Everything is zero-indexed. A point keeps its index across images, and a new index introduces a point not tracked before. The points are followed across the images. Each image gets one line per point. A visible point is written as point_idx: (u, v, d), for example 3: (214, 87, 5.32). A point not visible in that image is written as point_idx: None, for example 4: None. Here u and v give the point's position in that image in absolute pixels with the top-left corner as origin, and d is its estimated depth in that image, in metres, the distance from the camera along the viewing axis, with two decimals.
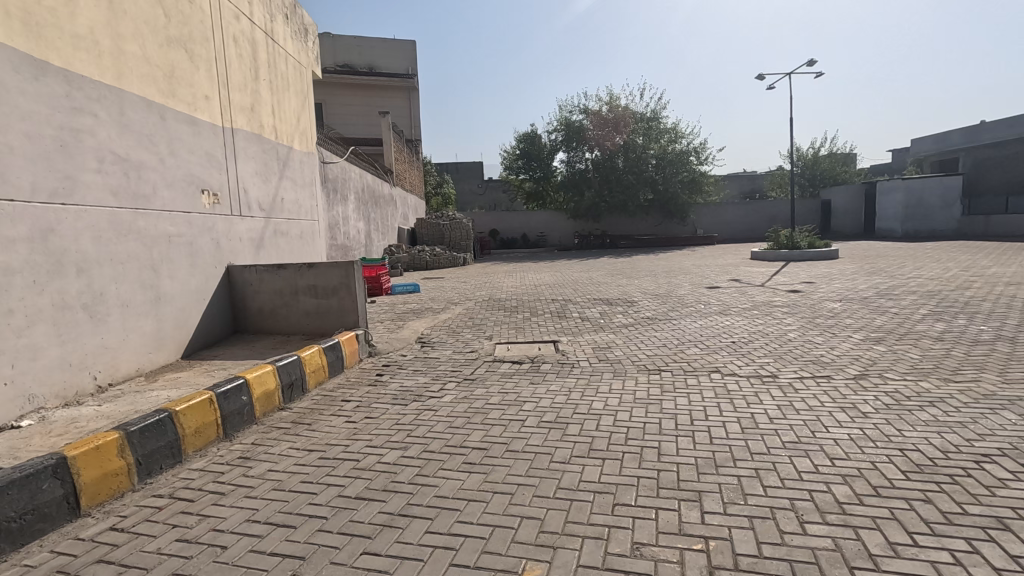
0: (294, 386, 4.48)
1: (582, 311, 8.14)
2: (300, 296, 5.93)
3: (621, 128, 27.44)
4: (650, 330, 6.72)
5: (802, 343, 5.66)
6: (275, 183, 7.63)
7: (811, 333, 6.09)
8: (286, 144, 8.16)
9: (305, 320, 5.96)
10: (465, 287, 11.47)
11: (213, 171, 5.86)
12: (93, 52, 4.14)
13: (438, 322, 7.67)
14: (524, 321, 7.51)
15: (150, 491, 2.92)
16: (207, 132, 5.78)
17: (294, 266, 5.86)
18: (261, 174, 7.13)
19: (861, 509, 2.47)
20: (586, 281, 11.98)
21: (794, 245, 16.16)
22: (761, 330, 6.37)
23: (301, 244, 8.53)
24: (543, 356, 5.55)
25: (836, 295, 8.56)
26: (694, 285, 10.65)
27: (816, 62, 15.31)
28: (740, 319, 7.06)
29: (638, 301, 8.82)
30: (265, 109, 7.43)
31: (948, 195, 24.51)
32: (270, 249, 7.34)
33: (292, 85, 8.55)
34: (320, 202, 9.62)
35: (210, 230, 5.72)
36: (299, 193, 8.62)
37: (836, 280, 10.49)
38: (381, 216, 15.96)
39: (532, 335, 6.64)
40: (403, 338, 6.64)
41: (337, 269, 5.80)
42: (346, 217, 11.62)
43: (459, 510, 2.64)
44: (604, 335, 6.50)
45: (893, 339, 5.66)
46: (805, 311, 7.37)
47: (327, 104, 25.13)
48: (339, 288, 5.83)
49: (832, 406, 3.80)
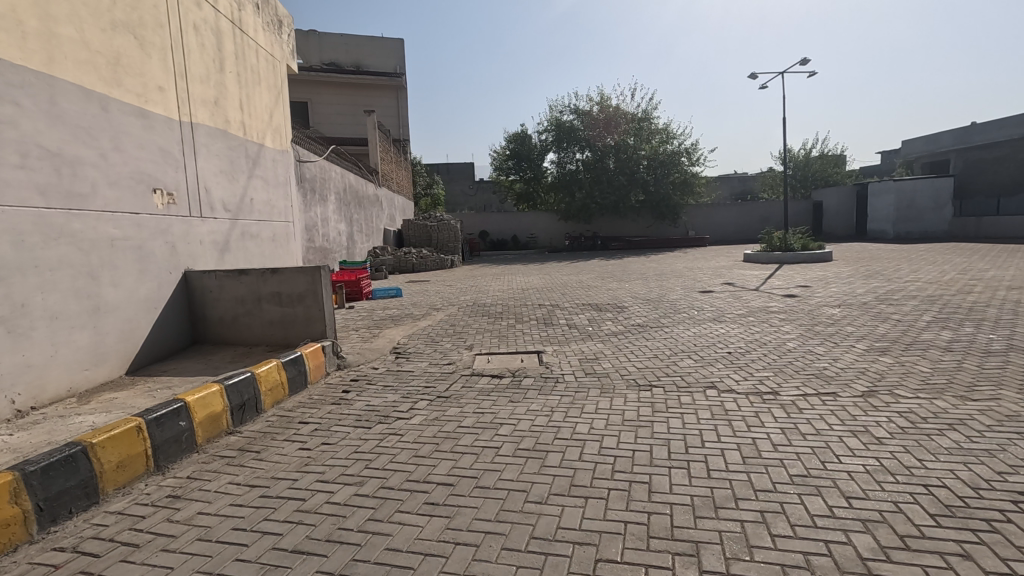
0: (247, 407, 4.03)
1: (569, 317, 7.75)
2: (264, 304, 5.49)
3: (611, 129, 27.18)
4: (641, 339, 6.34)
5: (803, 355, 5.28)
6: (244, 182, 7.18)
7: (812, 343, 5.71)
8: (256, 141, 7.70)
9: (268, 330, 5.52)
10: (450, 291, 11.05)
11: (168, 169, 5.40)
12: (15, 33, 3.69)
13: (417, 330, 7.24)
14: (508, 329, 7.09)
15: (50, 543, 2.47)
16: (161, 127, 5.32)
17: (257, 272, 5.42)
18: (226, 173, 6.67)
19: (888, 567, 2.08)
20: (575, 284, 11.58)
21: (788, 246, 15.87)
22: (758, 339, 6.00)
23: (274, 247, 8.08)
24: (526, 369, 5.15)
25: (835, 300, 8.22)
26: (686, 288, 10.30)
27: (808, 61, 15.05)
28: (736, 327, 6.68)
29: (629, 306, 8.43)
30: (232, 104, 6.97)
31: (940, 196, 24.42)
32: (237, 252, 6.88)
33: (264, 79, 8.08)
34: (295, 203, 9.14)
35: (163, 233, 5.27)
36: (272, 193, 8.17)
37: (832, 284, 10.15)
38: (365, 217, 15.51)
39: (515, 344, 6.22)
40: (377, 348, 6.20)
41: (303, 275, 5.36)
42: (326, 218, 11.16)
43: (411, 568, 2.22)
44: (592, 345, 6.10)
45: (899, 350, 5.30)
46: (804, 318, 7.01)
47: (313, 102, 24.56)
48: (306, 296, 5.39)
49: (842, 431, 3.41)
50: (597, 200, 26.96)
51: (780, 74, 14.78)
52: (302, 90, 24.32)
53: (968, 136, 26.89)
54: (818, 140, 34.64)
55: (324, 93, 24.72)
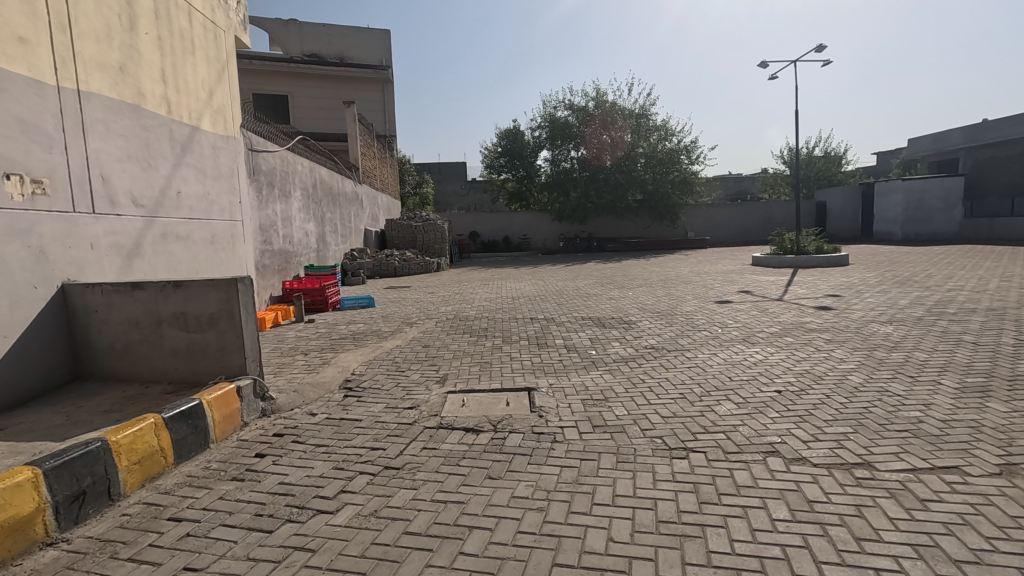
0: (91, 497, 2.68)
1: (567, 337, 6.41)
2: (165, 328, 4.12)
3: (608, 126, 26.01)
4: (659, 368, 5.02)
5: (880, 399, 3.98)
6: (166, 170, 5.82)
7: (882, 379, 4.42)
8: (188, 121, 6.34)
9: (172, 363, 4.16)
10: (430, 300, 9.73)
11: (32, 148, 4.05)
12: None
13: (380, 353, 5.89)
14: (491, 353, 5.75)
15: None
16: (22, 92, 3.98)
17: (155, 285, 4.06)
18: (137, 159, 5.32)
19: None
20: (572, 292, 10.27)
21: (802, 249, 14.64)
22: (810, 372, 4.70)
23: (212, 251, 6.72)
24: (511, 419, 3.82)
25: (881, 315, 6.93)
26: (700, 298, 9.04)
27: (823, 49, 13.88)
28: (775, 353, 5.37)
29: (638, 322, 7.10)
30: (149, 74, 5.60)
31: (951, 196, 23.29)
32: (155, 257, 5.53)
33: (201, 48, 6.71)
34: (244, 198, 7.77)
35: (25, 234, 3.92)
36: (210, 185, 6.81)
37: (866, 293, 8.88)
38: (341, 217, 14.17)
39: (499, 376, 4.88)
40: (324, 382, 4.84)
41: (215, 290, 4.00)
42: (288, 217, 9.77)
43: None
44: (597, 378, 4.76)
45: (1008, 391, 4.00)
46: (854, 339, 5.70)
47: (292, 96, 23.13)
48: (219, 318, 4.03)
49: (1018, 559, 2.11)
50: (592, 200, 25.65)
51: (792, 62, 13.68)
52: (281, 82, 22.85)
53: (978, 134, 25.70)
54: (819, 139, 33.80)
55: (304, 85, 23.28)
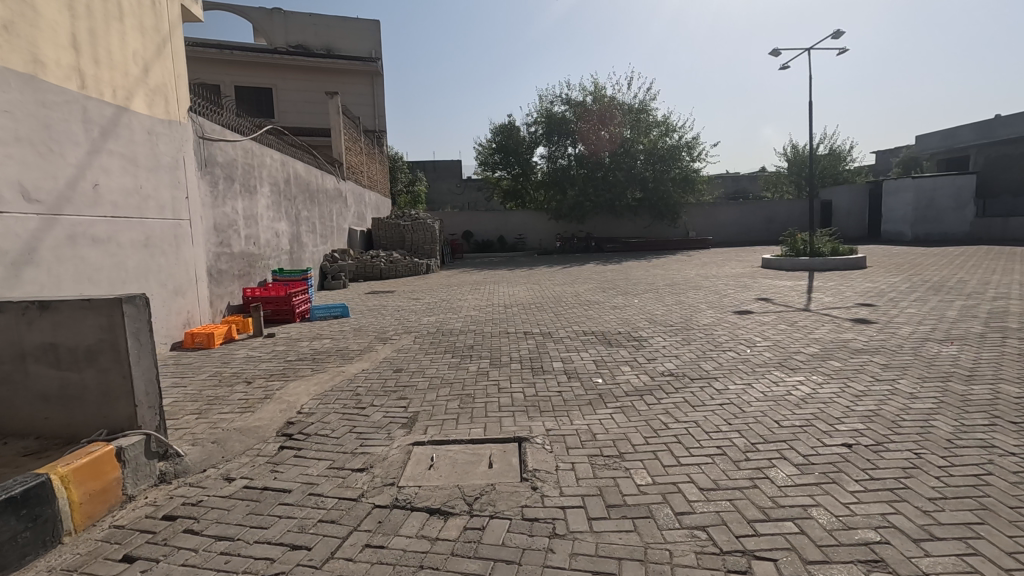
0: None
1: (567, 359, 5.34)
2: (30, 364, 3.06)
3: (605, 121, 24.94)
4: (686, 405, 3.99)
5: (993, 461, 2.94)
6: (77, 157, 4.76)
7: (979, 427, 3.38)
8: (111, 99, 5.27)
9: (41, 410, 3.10)
10: (413, 309, 8.68)
11: None
12: None
13: (340, 381, 4.83)
14: (475, 382, 4.69)
15: None
16: None
17: (16, 307, 3.00)
18: (30, 144, 4.27)
19: None
20: (572, 300, 9.22)
21: (816, 250, 13.62)
22: (879, 414, 3.66)
23: (146, 255, 5.67)
24: (494, 493, 2.77)
25: (935, 332, 5.88)
26: (717, 307, 8.01)
27: (840, 35, 12.85)
28: (826, 383, 4.34)
29: (650, 339, 6.03)
30: (53, 38, 4.54)
31: (962, 195, 22.35)
32: (59, 265, 4.47)
33: (131, 14, 5.63)
34: (193, 193, 6.69)
35: None
36: (145, 176, 5.74)
37: (902, 302, 7.88)
38: (321, 216, 13.11)
39: (483, 418, 3.83)
40: (259, 426, 3.78)
41: (93, 315, 2.94)
42: (252, 215, 8.69)
43: None
44: (609, 422, 3.71)
45: None
46: (918, 366, 4.66)
47: (277, 88, 22.00)
48: (99, 352, 2.97)
49: None
50: (590, 199, 24.56)
51: (807, 50, 12.55)
52: (264, 74, 21.71)
53: (990, 131, 24.71)
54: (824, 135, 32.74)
55: (290, 77, 22.14)
